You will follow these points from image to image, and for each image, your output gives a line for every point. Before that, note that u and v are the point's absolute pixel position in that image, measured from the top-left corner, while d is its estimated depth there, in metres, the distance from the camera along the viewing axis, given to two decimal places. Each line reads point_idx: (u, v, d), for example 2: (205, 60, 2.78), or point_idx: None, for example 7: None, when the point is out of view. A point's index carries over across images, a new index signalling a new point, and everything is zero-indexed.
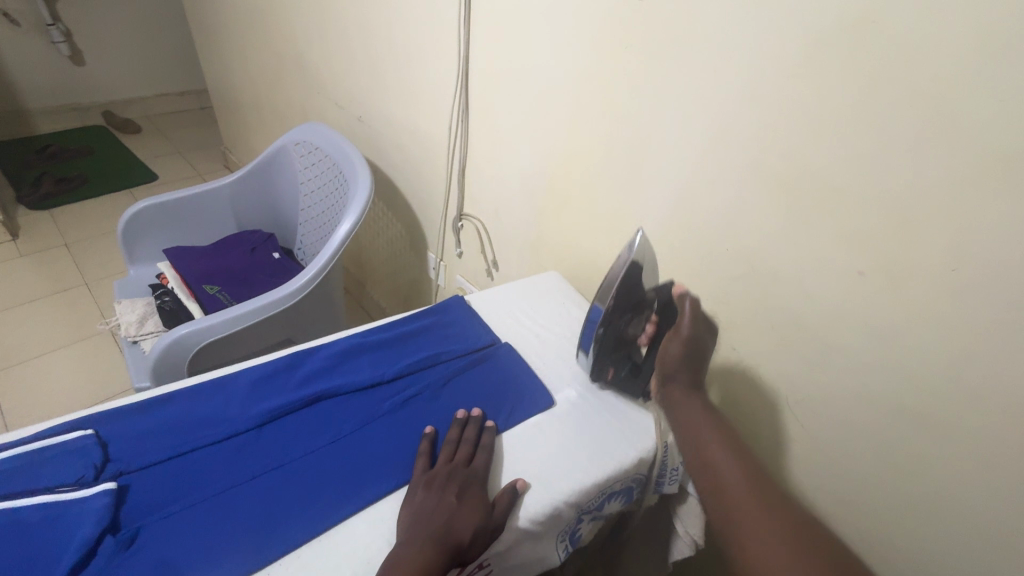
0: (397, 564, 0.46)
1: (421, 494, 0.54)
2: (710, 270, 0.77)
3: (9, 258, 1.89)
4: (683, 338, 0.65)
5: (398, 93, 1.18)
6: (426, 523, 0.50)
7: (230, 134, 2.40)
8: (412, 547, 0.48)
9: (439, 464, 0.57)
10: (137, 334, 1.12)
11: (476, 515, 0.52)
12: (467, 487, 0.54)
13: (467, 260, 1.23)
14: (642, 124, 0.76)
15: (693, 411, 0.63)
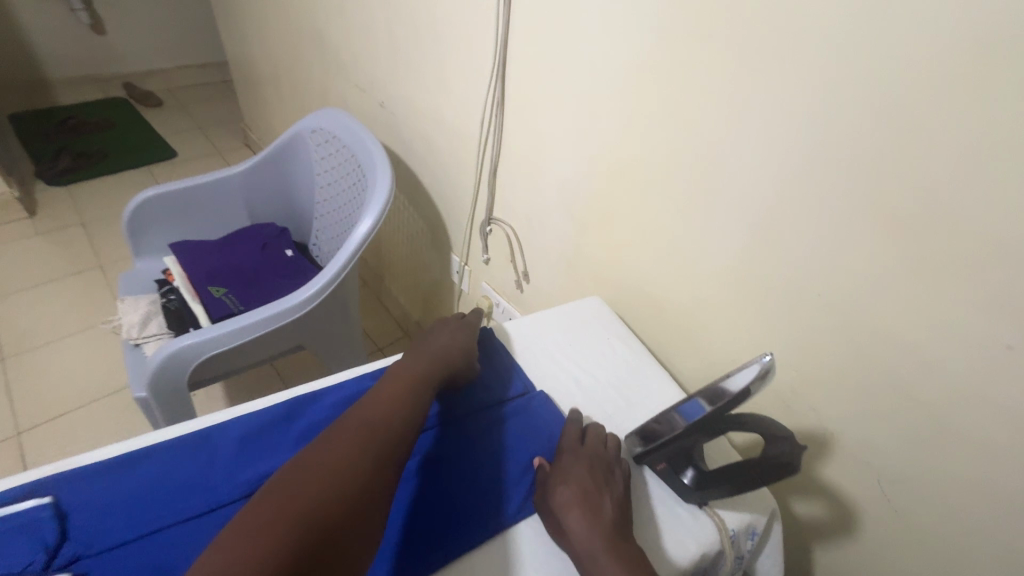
0: (401, 371, 0.60)
1: (425, 334, 0.68)
2: (789, 317, 0.64)
3: (25, 236, 1.85)
4: (575, 492, 0.53)
5: (425, 79, 1.05)
6: (428, 347, 0.65)
7: (251, 112, 2.30)
8: (412, 365, 0.61)
9: (441, 320, 0.72)
10: (139, 336, 1.04)
11: (462, 347, 0.66)
12: (460, 331, 0.69)
13: (494, 268, 1.11)
14: (717, 136, 0.62)
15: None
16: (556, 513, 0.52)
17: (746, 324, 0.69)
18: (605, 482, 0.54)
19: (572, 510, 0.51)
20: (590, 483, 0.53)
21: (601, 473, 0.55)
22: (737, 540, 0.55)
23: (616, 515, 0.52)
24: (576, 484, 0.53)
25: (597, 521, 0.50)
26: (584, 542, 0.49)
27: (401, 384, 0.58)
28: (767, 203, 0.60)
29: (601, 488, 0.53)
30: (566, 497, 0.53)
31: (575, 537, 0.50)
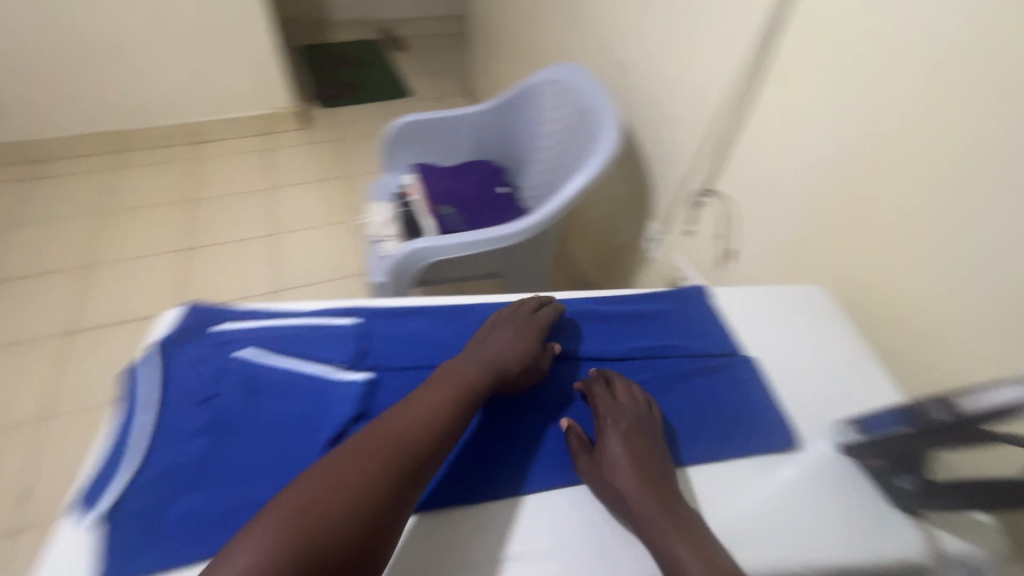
0: (450, 374, 0.59)
1: (483, 334, 0.66)
2: None
3: (299, 143, 2.33)
4: (620, 459, 0.54)
5: (671, 42, 1.06)
6: (483, 350, 0.63)
7: (478, 63, 2.53)
8: (464, 369, 0.60)
9: (501, 314, 0.68)
10: (379, 234, 1.27)
11: (524, 352, 0.62)
12: (522, 331, 0.65)
13: (696, 241, 1.11)
14: None
15: (677, 535, 0.49)
16: (607, 478, 0.54)
17: (1012, 353, 0.64)
18: (649, 443, 0.56)
19: (623, 477, 0.53)
20: (637, 449, 0.55)
21: (635, 433, 0.57)
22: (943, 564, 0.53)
23: (659, 471, 0.54)
24: (623, 452, 0.55)
25: (644, 480, 0.53)
26: (640, 502, 0.51)
27: (449, 390, 0.57)
28: None
29: (644, 451, 0.55)
30: (611, 464, 0.55)
31: (626, 499, 0.52)
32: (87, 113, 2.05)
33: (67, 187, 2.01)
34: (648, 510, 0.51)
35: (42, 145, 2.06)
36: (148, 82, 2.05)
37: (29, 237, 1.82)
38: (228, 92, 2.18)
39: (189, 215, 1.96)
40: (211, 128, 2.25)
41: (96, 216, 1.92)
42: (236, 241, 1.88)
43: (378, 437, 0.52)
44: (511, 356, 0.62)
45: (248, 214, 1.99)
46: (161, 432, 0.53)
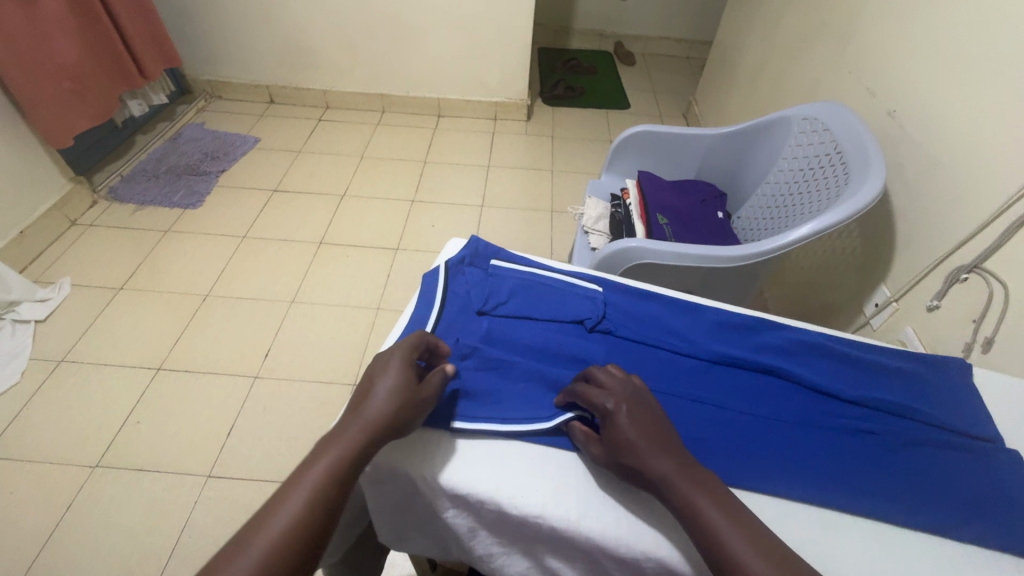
0: (328, 442, 0.49)
1: (357, 397, 0.53)
2: None
3: (519, 133, 2.56)
4: (625, 428, 0.51)
5: (977, 98, 0.93)
6: (355, 411, 0.51)
7: (708, 89, 2.49)
8: (340, 433, 0.50)
9: (373, 367, 0.56)
10: (591, 227, 1.38)
11: (412, 398, 0.53)
12: (401, 383, 0.54)
13: (940, 318, 0.97)
14: None
15: (704, 506, 0.46)
16: (621, 457, 0.50)
17: None
18: (653, 414, 0.53)
19: (640, 453, 0.50)
20: (646, 425, 0.52)
21: (630, 402, 0.54)
22: None
23: (664, 436, 0.52)
24: (633, 425, 0.51)
25: (652, 447, 0.50)
26: (653, 466, 0.49)
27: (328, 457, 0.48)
28: None
29: (652, 425, 0.52)
30: (620, 443, 0.51)
31: (641, 466, 0.49)
32: (371, 77, 2.52)
33: (341, 131, 2.51)
34: (667, 472, 0.48)
35: (333, 96, 2.59)
36: (420, 59, 2.44)
37: (309, 163, 2.31)
38: (477, 78, 2.50)
39: (420, 174, 2.30)
40: (454, 106, 2.60)
41: (355, 159, 2.36)
42: (449, 204, 2.15)
43: (299, 488, 0.45)
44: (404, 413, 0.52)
45: (465, 184, 2.26)
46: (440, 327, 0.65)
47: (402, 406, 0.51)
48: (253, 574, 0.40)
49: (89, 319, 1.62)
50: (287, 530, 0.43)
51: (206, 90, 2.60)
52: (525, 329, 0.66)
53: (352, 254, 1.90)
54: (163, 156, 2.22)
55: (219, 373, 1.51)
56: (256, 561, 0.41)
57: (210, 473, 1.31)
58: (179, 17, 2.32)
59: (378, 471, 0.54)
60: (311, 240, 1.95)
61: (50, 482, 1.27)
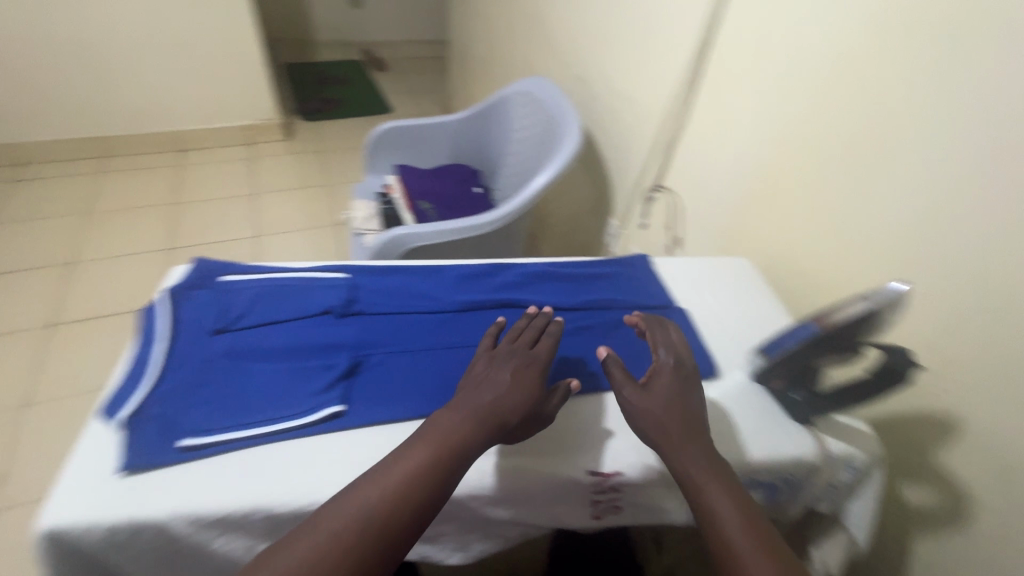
0: (447, 420, 0.51)
1: (483, 369, 0.57)
2: (931, 312, 0.69)
3: (282, 153, 2.41)
4: (658, 398, 0.56)
5: (627, 55, 1.19)
6: (482, 395, 0.54)
7: (456, 82, 2.67)
8: (461, 413, 0.52)
9: (502, 345, 0.60)
10: (364, 229, 1.36)
11: (527, 405, 0.54)
12: (523, 368, 0.57)
13: (649, 232, 1.23)
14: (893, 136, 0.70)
15: (708, 481, 0.51)
16: (652, 423, 0.55)
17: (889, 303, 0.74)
18: (689, 398, 0.58)
19: (665, 422, 0.55)
20: (680, 404, 0.56)
21: (673, 378, 0.59)
22: (833, 466, 0.62)
23: (698, 411, 0.57)
24: (666, 399, 0.56)
25: (675, 414, 0.55)
26: (673, 425, 0.54)
27: (447, 442, 0.50)
28: (934, 191, 0.67)
29: (685, 410, 0.56)
30: (647, 408, 0.56)
31: (664, 426, 0.54)
32: (72, 120, 2.11)
33: (48, 189, 2.05)
34: (679, 442, 0.53)
35: (25, 149, 2.10)
36: (136, 90, 2.12)
37: (9, 237, 1.84)
38: (213, 102, 2.27)
39: (172, 218, 2.01)
40: (195, 137, 2.32)
41: (76, 218, 1.95)
42: (215, 243, 1.93)
43: (413, 455, 0.48)
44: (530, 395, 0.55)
45: (230, 218, 2.05)
46: (172, 359, 0.59)
47: (523, 403, 0.54)
48: (334, 545, 0.43)
49: None
50: (373, 513, 0.45)
51: None
52: (271, 333, 0.63)
53: (103, 327, 1.60)
54: None
55: None
56: (347, 526, 0.44)
57: None
58: None
59: (113, 534, 0.48)
60: (35, 326, 1.56)
61: None
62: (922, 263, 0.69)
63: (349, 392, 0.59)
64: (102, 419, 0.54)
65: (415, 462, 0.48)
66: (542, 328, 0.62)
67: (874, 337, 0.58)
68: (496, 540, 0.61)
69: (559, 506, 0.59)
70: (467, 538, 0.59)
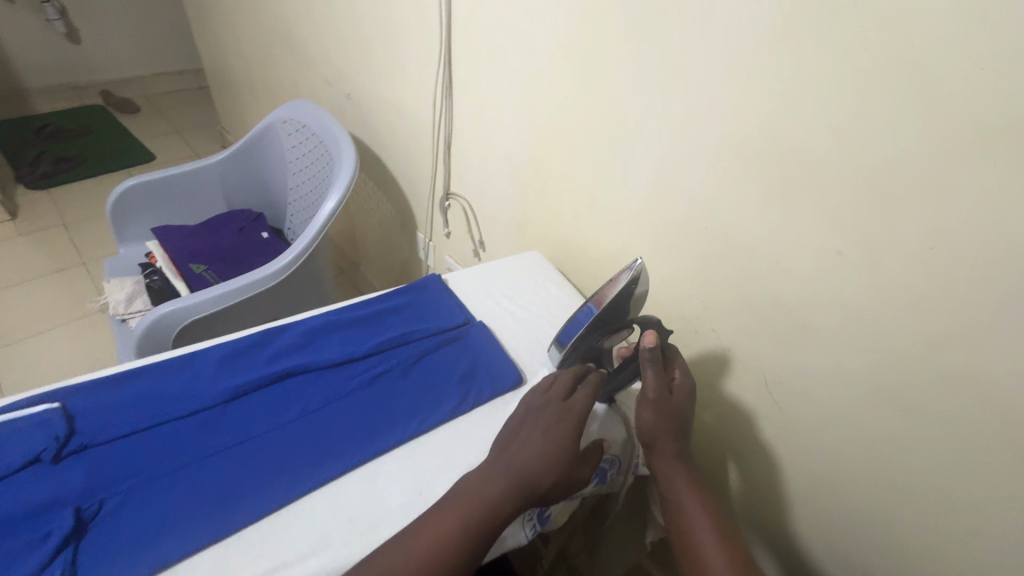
0: (480, 487, 0.50)
1: (520, 429, 0.56)
2: (687, 266, 0.77)
3: (8, 237, 1.90)
4: (661, 404, 0.63)
5: (384, 66, 1.14)
6: (517, 460, 0.53)
7: (226, 114, 2.36)
8: (492, 477, 0.51)
9: (540, 394, 0.59)
10: (125, 312, 1.12)
11: (563, 469, 0.53)
12: (559, 423, 0.55)
13: (455, 240, 1.20)
14: (618, 114, 0.75)
15: (682, 482, 0.62)
16: (654, 428, 0.63)
17: (658, 265, 0.81)
18: (686, 414, 0.65)
19: (662, 431, 0.63)
20: (677, 417, 0.64)
21: (683, 399, 0.64)
22: None
23: (684, 422, 0.65)
24: (665, 410, 0.63)
25: (669, 425, 0.63)
26: (659, 434, 0.63)
27: (478, 512, 0.49)
28: (659, 160, 0.72)
29: (680, 424, 0.64)
30: (651, 412, 0.62)
31: (657, 433, 0.62)
32: None
33: None
34: (669, 449, 0.62)
35: None
36: None
37: None
38: None
39: None
40: None
41: None
42: None
43: (448, 518, 0.48)
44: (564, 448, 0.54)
45: None
46: None
47: (563, 468, 0.53)
48: None
49: None
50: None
51: None
52: None
53: None
54: None
55: None
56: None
57: None
58: None
59: None
60: None
61: None
62: (668, 224, 0.76)
63: (77, 561, 0.45)
64: None
65: (451, 531, 0.47)
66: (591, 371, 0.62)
67: (634, 307, 0.65)
68: None
69: None
70: None
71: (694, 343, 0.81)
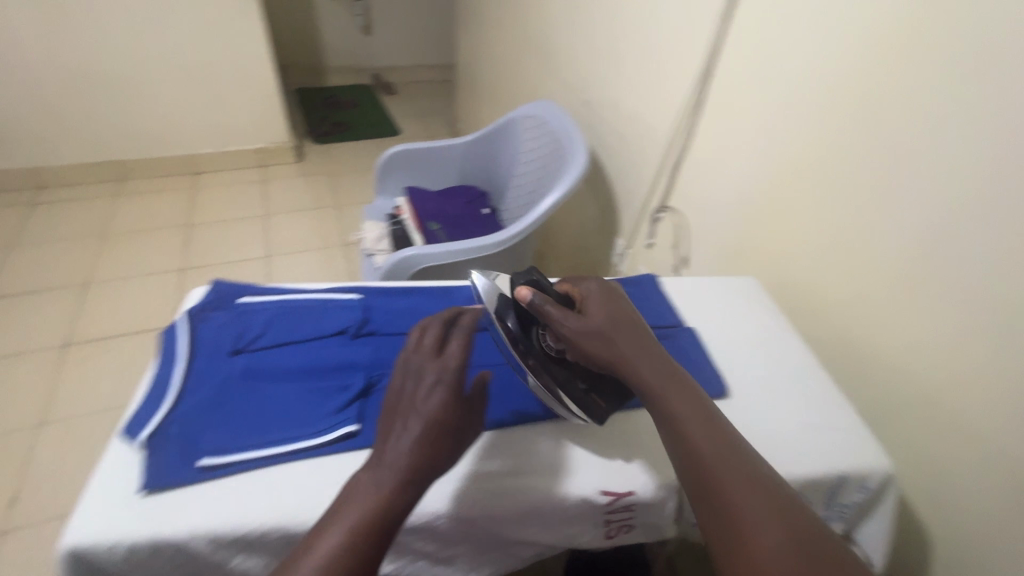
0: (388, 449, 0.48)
1: (404, 392, 0.51)
2: (942, 332, 0.70)
3: (294, 175, 2.46)
4: (576, 321, 0.59)
5: (632, 81, 1.22)
6: (400, 420, 0.49)
7: (463, 105, 2.72)
8: (390, 445, 0.48)
9: (413, 356, 0.53)
10: (374, 249, 1.39)
11: (449, 414, 0.50)
12: (433, 381, 0.50)
13: (656, 252, 1.24)
14: (899, 157, 0.71)
15: (689, 405, 0.53)
16: (584, 337, 0.58)
17: (900, 323, 0.75)
18: (618, 320, 0.60)
19: (596, 335, 0.58)
20: (598, 325, 0.59)
21: (594, 305, 0.61)
22: (846, 486, 0.63)
23: (615, 325, 0.59)
24: (583, 323, 0.59)
25: (591, 331, 0.58)
26: (589, 339, 0.58)
27: (391, 473, 0.46)
28: (940, 212, 0.68)
29: (608, 331, 0.58)
30: (575, 319, 0.59)
31: (586, 341, 0.58)
32: (94, 145, 2.18)
33: (70, 211, 2.11)
34: (604, 353, 0.57)
35: (48, 172, 2.17)
36: (156, 115, 2.19)
37: (27, 259, 1.88)
38: (231, 127, 2.34)
39: (187, 239, 2.06)
40: (210, 160, 2.38)
41: (96, 239, 2.00)
42: (228, 263, 1.97)
43: (364, 493, 0.46)
44: (448, 400, 0.50)
45: (243, 239, 2.09)
46: (192, 379, 0.61)
47: (446, 416, 0.49)
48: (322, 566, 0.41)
49: None
50: (346, 542, 0.43)
51: None
52: (287, 353, 0.65)
53: (116, 346, 1.62)
54: None
55: None
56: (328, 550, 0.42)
57: None
58: None
59: (135, 552, 0.48)
60: (53, 346, 1.60)
61: None
62: (930, 282, 0.70)
63: (364, 412, 0.60)
64: (124, 439, 0.56)
65: (364, 499, 0.45)
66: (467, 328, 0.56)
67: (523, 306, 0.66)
68: (508, 560, 0.61)
69: (572, 527, 0.59)
70: (479, 559, 0.59)
71: (925, 418, 0.73)
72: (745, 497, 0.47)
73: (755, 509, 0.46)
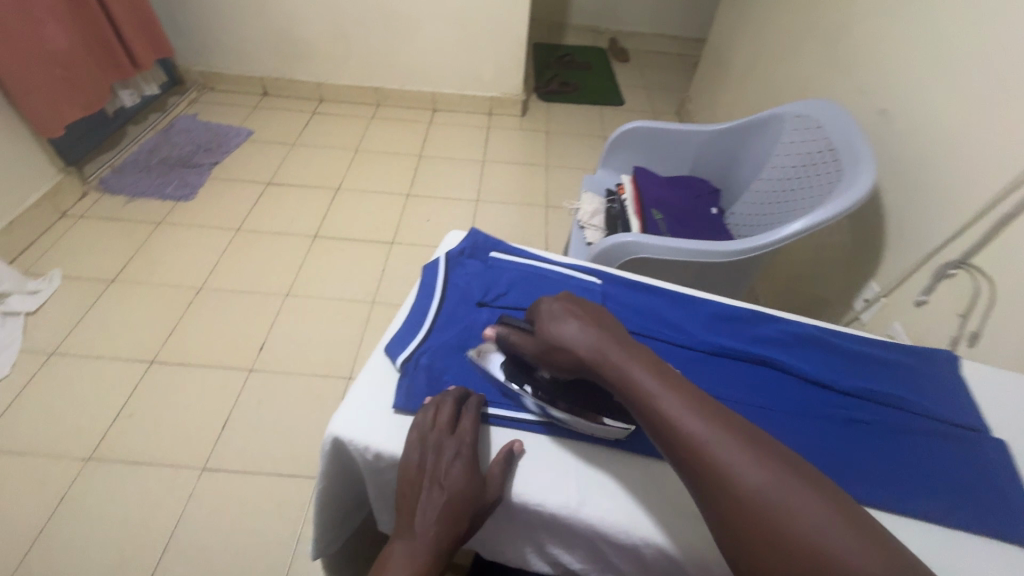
0: (426, 520, 0.50)
1: (428, 463, 0.53)
2: None
3: (514, 128, 2.56)
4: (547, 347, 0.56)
5: (966, 98, 0.95)
6: (431, 493, 0.51)
7: (701, 86, 2.50)
8: (425, 514, 0.51)
9: (431, 432, 0.54)
10: (586, 222, 1.38)
11: (479, 491, 0.52)
12: (456, 459, 0.52)
13: (926, 314, 1.00)
14: None
15: (638, 371, 0.50)
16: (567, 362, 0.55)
17: None
18: (574, 318, 0.57)
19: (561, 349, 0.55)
20: (564, 339, 0.55)
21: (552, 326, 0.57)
22: None
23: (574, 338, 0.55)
24: (547, 343, 0.56)
25: (561, 348, 0.55)
26: (562, 354, 0.55)
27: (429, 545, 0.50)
28: None
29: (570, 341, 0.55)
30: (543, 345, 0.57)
31: (565, 363, 0.55)
32: (365, 70, 2.51)
33: (336, 123, 2.50)
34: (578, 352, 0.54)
35: (328, 88, 2.58)
36: (416, 52, 2.43)
37: (300, 156, 2.29)
38: (473, 72, 2.49)
39: (415, 167, 2.30)
40: (448, 100, 2.59)
41: (350, 152, 2.34)
42: (444, 199, 2.15)
43: (404, 557, 0.50)
44: (468, 479, 0.52)
45: (460, 178, 2.25)
46: (445, 317, 0.66)
47: (474, 496, 0.51)
48: None
49: (80, 311, 1.60)
50: None
51: (198, 82, 2.58)
52: None
53: (347, 247, 1.90)
54: (155, 147, 2.19)
55: (212, 366, 1.50)
56: None
57: (205, 466, 1.30)
58: (171, 5, 2.29)
59: (380, 459, 0.55)
60: (305, 234, 1.94)
61: (42, 474, 1.26)
62: None
63: None
64: (385, 354, 0.63)
65: (404, 561, 0.50)
66: (470, 405, 0.57)
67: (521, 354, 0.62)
68: None
69: None
70: None
71: None
72: (732, 455, 0.44)
73: (740, 461, 0.43)
